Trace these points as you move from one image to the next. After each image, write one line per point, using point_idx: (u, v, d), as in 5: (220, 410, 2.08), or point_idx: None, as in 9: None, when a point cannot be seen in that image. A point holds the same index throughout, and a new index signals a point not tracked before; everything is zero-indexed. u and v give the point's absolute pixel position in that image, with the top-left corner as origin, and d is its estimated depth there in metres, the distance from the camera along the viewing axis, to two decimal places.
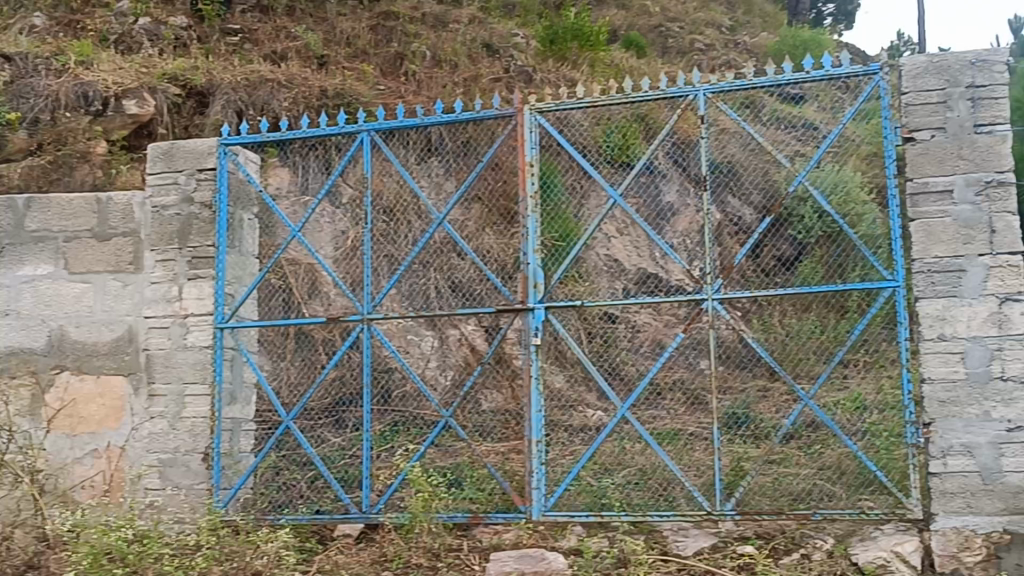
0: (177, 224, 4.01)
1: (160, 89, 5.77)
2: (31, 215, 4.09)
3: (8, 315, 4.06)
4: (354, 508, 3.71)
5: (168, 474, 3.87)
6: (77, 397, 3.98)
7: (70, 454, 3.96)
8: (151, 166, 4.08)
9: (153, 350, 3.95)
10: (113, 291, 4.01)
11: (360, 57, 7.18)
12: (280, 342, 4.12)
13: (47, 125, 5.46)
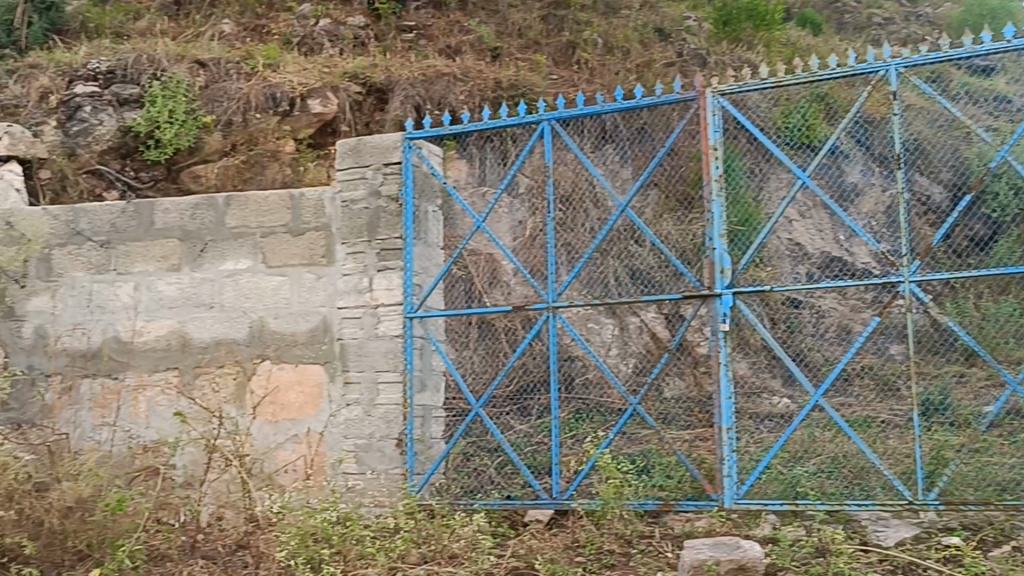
0: (365, 217, 4.14)
1: (342, 88, 5.94)
2: (231, 213, 4.29)
3: (212, 308, 4.26)
4: (545, 494, 3.78)
5: (364, 459, 4.02)
6: (279, 384, 4.14)
7: (272, 440, 4.12)
8: (340, 162, 4.22)
9: (347, 339, 4.09)
10: (308, 283, 4.16)
11: (533, 47, 7.23)
12: (463, 330, 4.16)
13: (240, 127, 5.71)
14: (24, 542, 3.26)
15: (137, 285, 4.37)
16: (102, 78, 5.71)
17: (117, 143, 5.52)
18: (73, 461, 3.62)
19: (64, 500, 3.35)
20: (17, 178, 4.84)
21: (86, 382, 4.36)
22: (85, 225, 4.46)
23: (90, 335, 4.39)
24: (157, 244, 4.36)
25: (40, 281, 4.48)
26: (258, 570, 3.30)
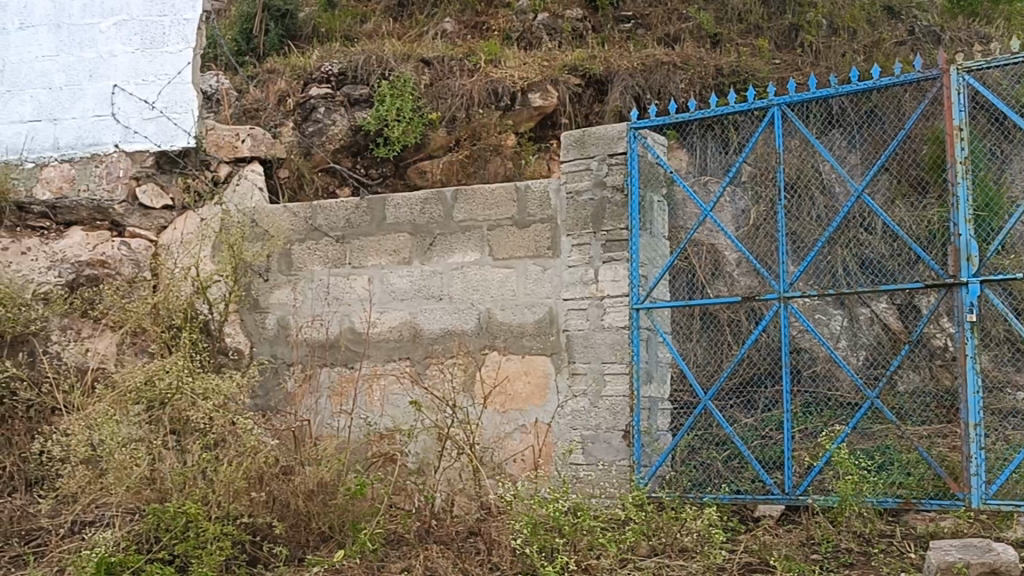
0: (590, 208, 4.15)
1: (562, 80, 5.98)
2: (459, 206, 4.40)
3: (442, 299, 4.38)
4: (777, 489, 3.70)
5: (591, 449, 4.03)
6: (507, 375, 4.22)
7: (502, 429, 4.19)
8: (565, 154, 4.23)
9: (573, 330, 4.11)
10: (534, 275, 4.22)
11: (754, 32, 7.05)
12: (686, 322, 4.06)
13: (463, 123, 5.81)
14: (274, 522, 3.42)
15: (371, 278, 4.53)
16: (334, 80, 5.94)
17: (349, 142, 5.69)
18: (315, 445, 3.80)
19: (307, 484, 3.52)
20: (259, 178, 5.16)
21: (325, 370, 4.55)
22: (322, 221, 4.67)
23: (328, 325, 4.59)
24: (389, 238, 4.51)
25: (282, 274, 4.72)
26: (491, 557, 3.37)
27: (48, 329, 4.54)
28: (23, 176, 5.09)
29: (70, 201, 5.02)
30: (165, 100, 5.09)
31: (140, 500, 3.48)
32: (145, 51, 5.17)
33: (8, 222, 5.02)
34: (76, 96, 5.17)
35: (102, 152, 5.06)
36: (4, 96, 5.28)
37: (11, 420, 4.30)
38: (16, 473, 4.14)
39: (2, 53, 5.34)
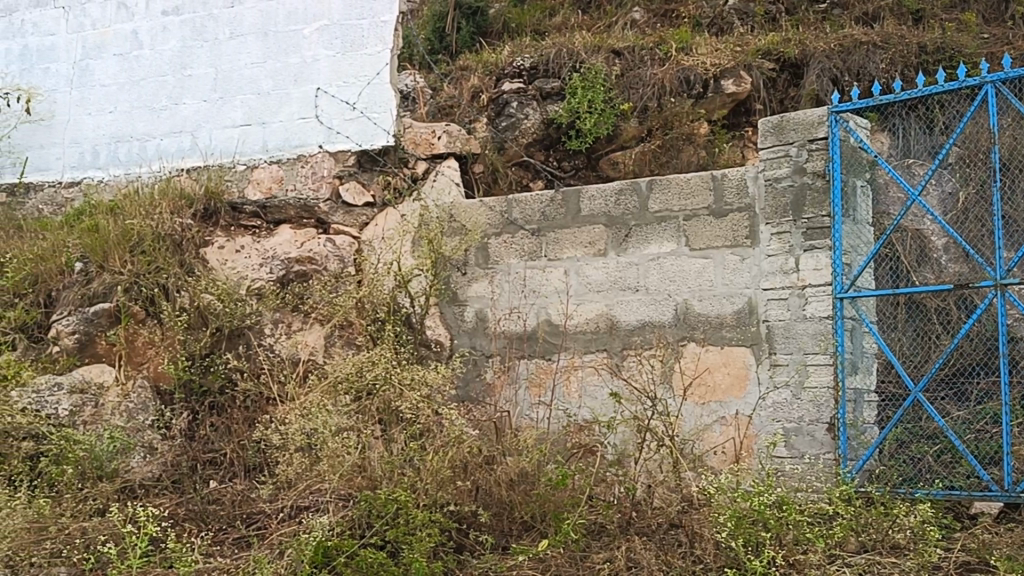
0: (790, 195, 4.05)
1: (755, 65, 5.86)
2: (654, 196, 4.38)
3: (639, 291, 4.38)
4: (995, 486, 3.54)
5: (795, 442, 3.94)
6: (706, 367, 4.18)
7: (702, 421, 4.17)
8: (762, 140, 4.13)
9: (774, 321, 4.04)
10: (732, 265, 4.17)
11: (959, 6, 6.73)
12: (891, 310, 3.93)
13: (655, 112, 5.79)
14: (479, 511, 3.50)
15: (567, 271, 4.56)
16: (526, 74, 5.97)
17: (542, 136, 5.73)
18: (515, 436, 3.89)
19: (509, 473, 3.59)
20: (455, 174, 5.24)
21: (523, 362, 4.60)
22: (518, 214, 4.71)
23: (526, 318, 4.63)
24: (584, 231, 4.53)
25: (479, 268, 4.78)
26: (694, 550, 3.37)
27: (261, 323, 4.73)
28: (235, 178, 5.44)
29: (279, 200, 5.28)
30: (365, 101, 5.29)
31: (352, 487, 3.63)
32: (345, 53, 5.38)
33: (224, 221, 5.30)
34: (283, 100, 5.48)
35: (308, 153, 5.35)
36: (217, 103, 5.64)
37: (230, 411, 4.49)
38: (235, 460, 4.27)
39: (215, 61, 5.70)
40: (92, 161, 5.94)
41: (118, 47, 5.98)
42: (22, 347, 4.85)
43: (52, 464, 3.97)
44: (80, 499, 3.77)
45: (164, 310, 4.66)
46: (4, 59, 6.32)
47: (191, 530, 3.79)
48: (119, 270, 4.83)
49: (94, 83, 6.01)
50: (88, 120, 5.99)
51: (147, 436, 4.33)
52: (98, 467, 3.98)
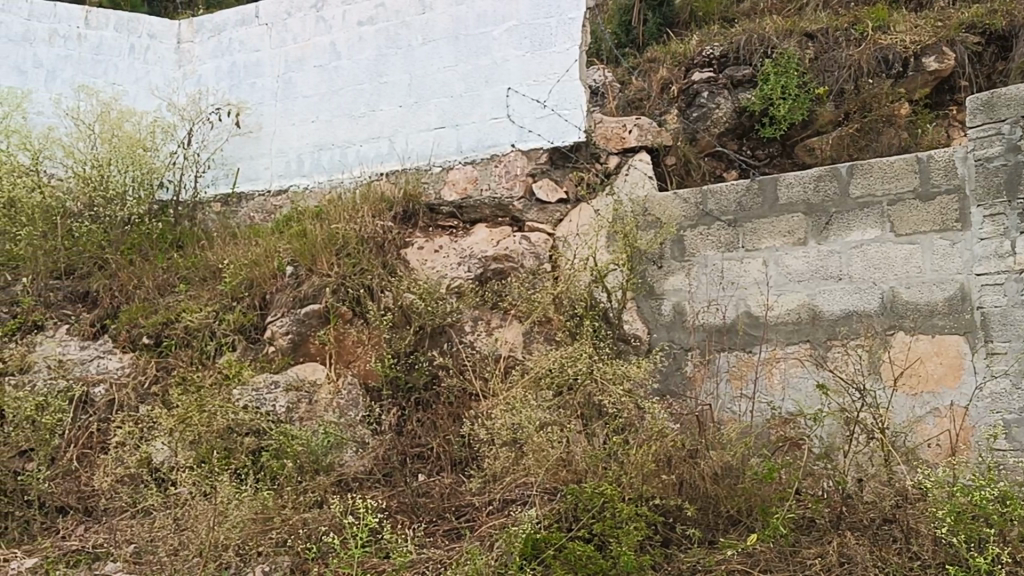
0: (1003, 175, 3.87)
1: (959, 41, 5.59)
2: (855, 182, 4.27)
3: (842, 280, 4.26)
4: None
5: (1017, 435, 3.75)
6: (918, 357, 4.02)
7: (914, 413, 4.01)
8: (971, 119, 3.96)
9: (989, 307, 3.85)
10: (942, 250, 4.01)
11: None
12: None
13: (853, 95, 5.60)
14: (685, 504, 3.47)
15: (766, 261, 4.49)
16: (716, 63, 5.94)
17: (733, 125, 5.64)
18: (718, 431, 3.88)
19: (713, 467, 3.59)
20: (648, 167, 5.17)
21: (723, 355, 4.54)
22: (713, 205, 4.66)
23: (725, 310, 4.58)
24: (782, 219, 4.46)
25: (676, 261, 4.74)
26: (910, 546, 3.26)
27: (461, 320, 4.82)
28: (432, 179, 5.61)
29: (475, 200, 5.42)
30: (556, 98, 5.35)
31: (558, 481, 3.66)
32: (534, 52, 5.46)
33: (421, 223, 5.47)
34: (475, 102, 5.62)
35: (501, 153, 5.46)
36: (412, 108, 5.84)
37: (435, 406, 4.60)
38: (441, 454, 4.36)
39: (409, 67, 5.90)
40: (297, 169, 6.22)
41: (318, 59, 6.26)
42: (241, 349, 5.06)
43: (273, 458, 4.17)
44: (300, 491, 3.96)
45: (369, 309, 4.85)
46: (213, 76, 6.69)
47: (403, 521, 3.90)
48: (327, 272, 5.02)
49: (298, 95, 6.31)
50: (293, 130, 6.29)
51: (359, 431, 4.47)
52: (314, 461, 4.14)
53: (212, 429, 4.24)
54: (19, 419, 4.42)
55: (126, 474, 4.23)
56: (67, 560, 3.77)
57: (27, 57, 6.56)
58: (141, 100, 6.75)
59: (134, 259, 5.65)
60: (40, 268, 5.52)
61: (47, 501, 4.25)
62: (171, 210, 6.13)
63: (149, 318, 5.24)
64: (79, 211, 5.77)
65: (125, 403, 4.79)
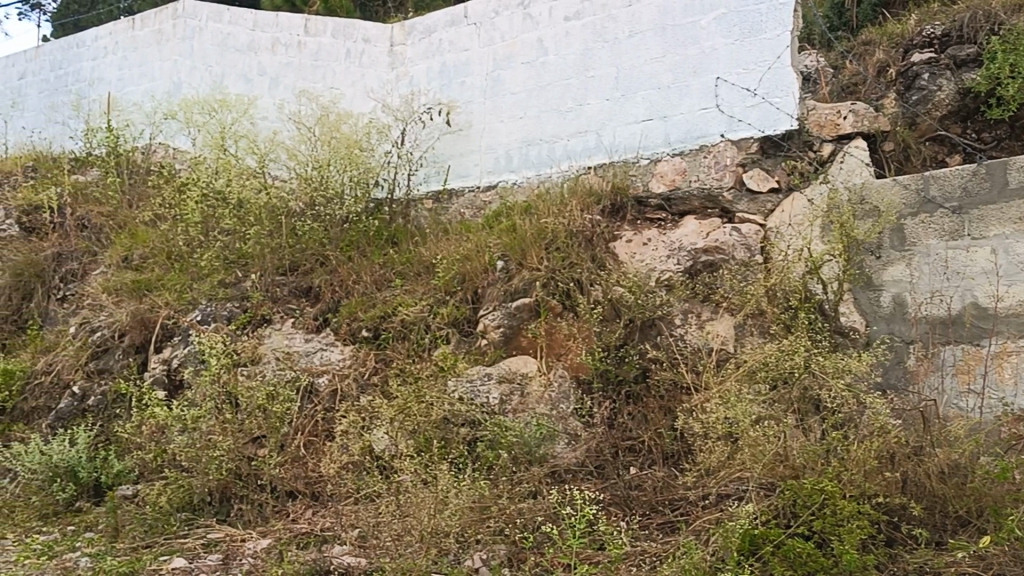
0: None
1: None
2: None
3: None
4: None
5: None
6: None
7: None
8: None
9: None
10: None
11: None
12: None
13: None
14: (911, 503, 3.34)
15: (994, 249, 4.29)
16: (937, 43, 5.69)
17: (957, 107, 5.38)
18: (944, 426, 3.72)
19: (939, 466, 3.45)
20: (864, 153, 5.04)
21: (950, 349, 4.33)
22: (935, 192, 4.49)
23: (950, 301, 4.38)
24: (1013, 205, 4.27)
25: (896, 251, 4.57)
26: None
27: (671, 313, 4.76)
28: (640, 172, 5.66)
29: (684, 192, 5.40)
30: (766, 86, 5.22)
31: (775, 477, 3.58)
32: (744, 40, 5.35)
33: (630, 215, 5.47)
34: (684, 93, 5.58)
35: (711, 143, 5.42)
36: (619, 101, 5.86)
37: (645, 399, 4.58)
38: (653, 447, 4.35)
39: (616, 60, 5.91)
40: (506, 165, 6.34)
41: (525, 56, 6.34)
42: (455, 342, 5.17)
43: (488, 448, 4.28)
44: (514, 482, 4.03)
45: (579, 302, 4.85)
46: (425, 78, 6.89)
47: (616, 514, 3.93)
48: (537, 266, 5.08)
49: (506, 92, 6.42)
50: (502, 127, 6.41)
51: (571, 424, 4.48)
52: (527, 453, 4.20)
53: (430, 419, 4.39)
54: (253, 407, 4.64)
55: (350, 462, 4.39)
56: (300, 542, 3.96)
57: (253, 66, 7.28)
58: (358, 103, 7.13)
59: (353, 256, 5.89)
60: (267, 265, 5.80)
61: (278, 485, 4.47)
62: (385, 207, 6.37)
63: (367, 312, 5.45)
64: (301, 210, 6.04)
65: (347, 394, 4.99)
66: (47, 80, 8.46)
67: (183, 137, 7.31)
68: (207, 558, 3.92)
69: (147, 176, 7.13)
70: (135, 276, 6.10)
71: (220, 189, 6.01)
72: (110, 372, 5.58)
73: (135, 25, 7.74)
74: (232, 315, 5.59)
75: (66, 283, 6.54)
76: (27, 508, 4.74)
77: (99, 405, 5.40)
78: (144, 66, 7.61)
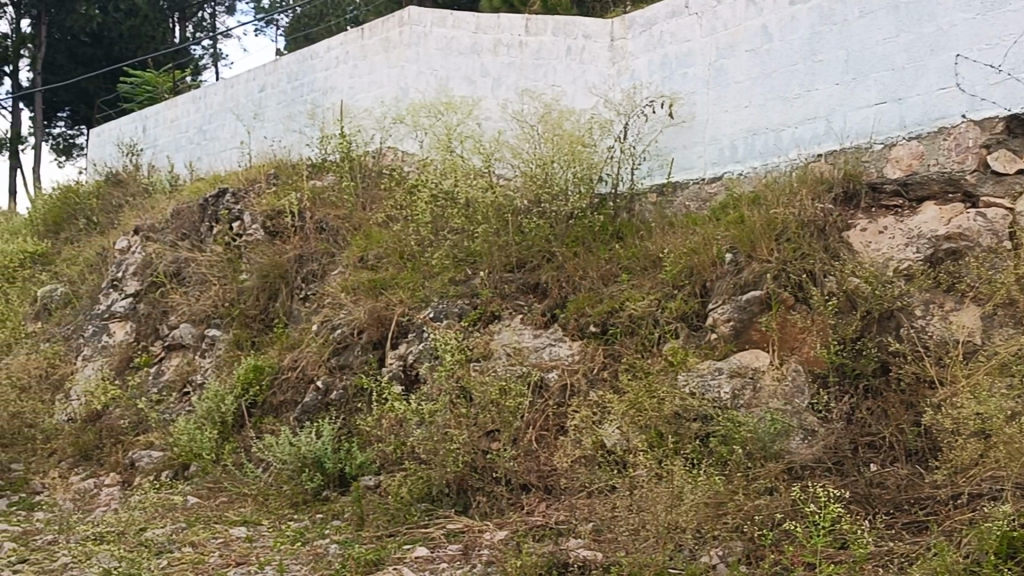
0: None
1: None
2: None
3: None
4: None
5: None
6: None
7: None
8: None
9: None
10: None
11: None
12: None
13: None
14: None
15: None
16: None
17: None
18: None
19: None
20: None
21: None
22: None
23: None
24: None
25: None
26: None
27: (911, 305, 4.54)
28: (873, 158, 5.48)
29: (922, 176, 5.19)
30: (1012, 62, 4.95)
31: None
32: (987, 14, 5.05)
33: (864, 203, 5.25)
34: (920, 73, 5.32)
35: (950, 125, 5.19)
36: (851, 84, 5.65)
37: (885, 394, 4.37)
38: (895, 443, 4.16)
39: (846, 43, 5.69)
40: (731, 155, 6.27)
41: (751, 43, 6.22)
42: (685, 335, 5.09)
43: (721, 443, 4.22)
44: (749, 478, 3.96)
45: (812, 295, 4.70)
46: (646, 70, 6.84)
47: (858, 512, 3.80)
48: (768, 258, 4.99)
49: (730, 81, 6.32)
50: (726, 117, 6.33)
51: (808, 419, 4.35)
52: (762, 448, 4.12)
53: (661, 414, 4.41)
54: (486, 402, 4.77)
55: (582, 456, 4.47)
56: (536, 534, 4.03)
57: (477, 68, 7.49)
58: (579, 99, 7.21)
59: (579, 251, 5.86)
60: (495, 263, 5.89)
61: (513, 478, 4.53)
62: (610, 202, 6.37)
63: (595, 307, 5.45)
64: (527, 208, 6.12)
65: (577, 388, 5.01)
66: (285, 91, 8.91)
67: (411, 140, 7.54)
68: (448, 547, 4.05)
69: (379, 180, 7.42)
70: (371, 276, 6.31)
71: (448, 190, 6.31)
72: (350, 367, 5.83)
73: (364, 35, 8.03)
74: (463, 311, 5.73)
75: (307, 283, 6.87)
76: (280, 497, 5.06)
77: (341, 399, 5.66)
78: (374, 75, 7.87)
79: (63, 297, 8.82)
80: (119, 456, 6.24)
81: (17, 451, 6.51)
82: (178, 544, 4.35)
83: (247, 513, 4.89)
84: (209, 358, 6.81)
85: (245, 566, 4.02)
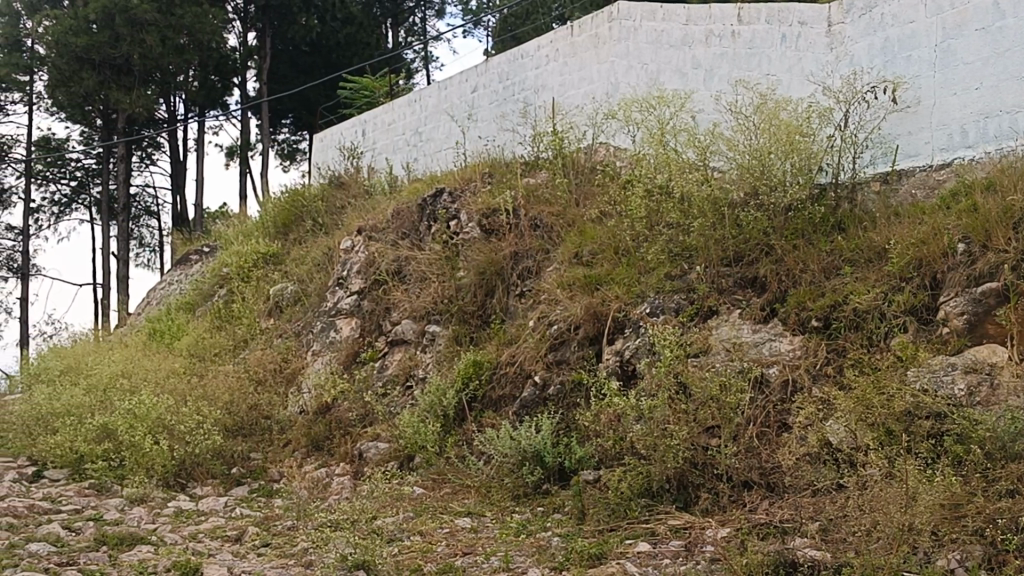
0: None
1: None
2: None
3: None
4: None
5: None
6: None
7: None
8: None
9: None
10: None
11: None
12: None
13: None
14: None
15: None
16: None
17: None
18: None
19: None
20: None
21: None
22: None
23: None
24: None
25: None
26: None
27: None
28: None
29: None
30: None
31: None
32: None
33: None
34: None
35: None
36: None
37: None
38: None
39: None
40: (962, 141, 6.00)
41: (981, 21, 5.94)
42: (914, 330, 4.86)
43: (957, 442, 4.03)
44: (989, 479, 3.76)
45: None
46: (867, 55, 6.61)
47: None
48: (1004, 248, 4.76)
49: (959, 62, 6.04)
50: (954, 100, 6.06)
51: None
52: (1002, 448, 3.89)
53: (892, 412, 4.26)
54: (706, 397, 4.71)
55: (807, 453, 4.37)
56: (761, 533, 3.97)
57: (689, 60, 7.42)
58: (795, 87, 7.01)
59: (799, 243, 5.71)
60: (712, 256, 5.78)
61: (734, 474, 4.49)
62: (831, 192, 6.12)
63: (817, 301, 5.29)
64: (744, 200, 6.00)
65: (800, 384, 4.86)
66: (498, 91, 9.08)
67: (623, 136, 7.59)
68: (670, 543, 4.05)
69: (591, 176, 7.44)
70: (586, 272, 6.36)
71: (663, 185, 6.30)
72: (566, 363, 5.89)
73: (575, 31, 8.14)
74: (680, 307, 5.68)
75: (523, 280, 6.98)
76: (502, 489, 5.17)
77: (558, 393, 5.73)
78: (584, 71, 7.99)
79: (293, 296, 9.28)
80: (347, 447, 6.51)
81: (256, 441, 6.89)
82: (407, 533, 4.51)
83: (471, 505, 5.03)
84: (430, 354, 7.01)
85: (471, 555, 4.13)
